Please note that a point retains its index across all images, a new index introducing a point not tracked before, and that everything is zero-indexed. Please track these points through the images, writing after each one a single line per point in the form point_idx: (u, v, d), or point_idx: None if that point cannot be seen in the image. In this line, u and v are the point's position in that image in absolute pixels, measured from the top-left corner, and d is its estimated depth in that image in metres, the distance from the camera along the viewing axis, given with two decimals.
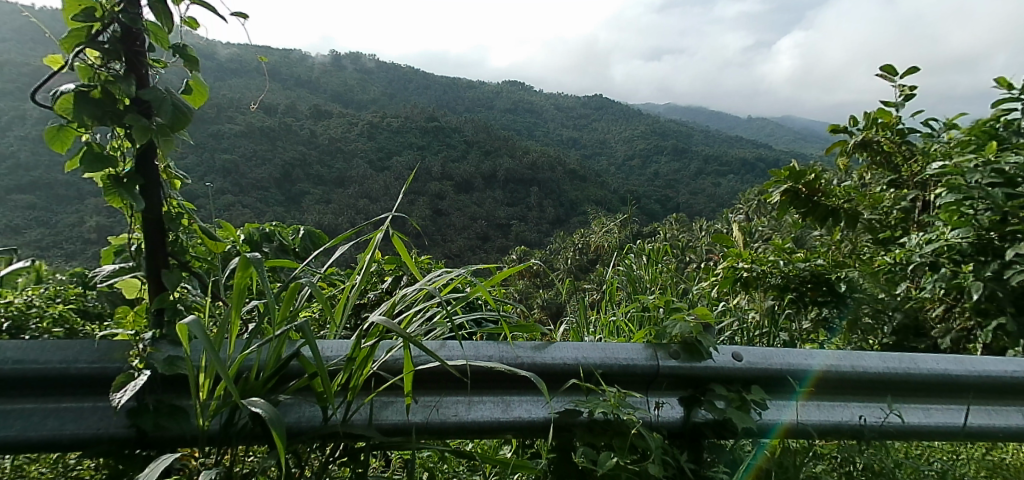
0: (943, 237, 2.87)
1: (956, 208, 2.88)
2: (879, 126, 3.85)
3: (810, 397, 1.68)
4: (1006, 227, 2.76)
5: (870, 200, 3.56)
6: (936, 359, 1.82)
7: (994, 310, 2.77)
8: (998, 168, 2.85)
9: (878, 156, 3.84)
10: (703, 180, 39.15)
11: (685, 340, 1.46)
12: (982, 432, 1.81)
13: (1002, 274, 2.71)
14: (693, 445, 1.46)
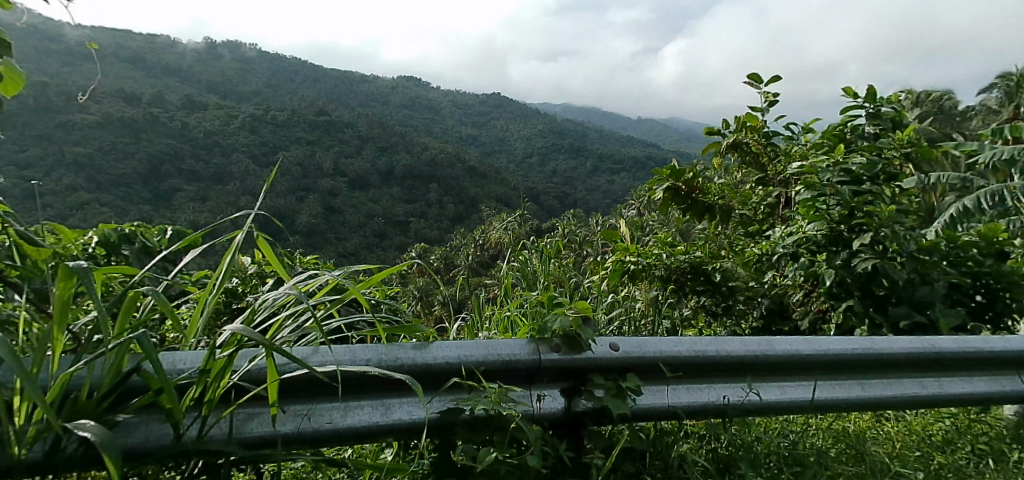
0: (801, 229, 3.19)
1: (812, 204, 3.19)
2: (746, 129, 4.22)
3: (679, 381, 1.81)
4: (854, 220, 3.08)
5: (740, 196, 3.89)
6: (788, 341, 1.99)
7: (845, 293, 3.07)
8: (845, 168, 3.20)
9: (748, 156, 4.20)
10: (597, 177, 40.94)
11: (566, 333, 1.50)
12: (827, 405, 2.03)
13: (850, 262, 3.04)
14: (573, 433, 1.53)
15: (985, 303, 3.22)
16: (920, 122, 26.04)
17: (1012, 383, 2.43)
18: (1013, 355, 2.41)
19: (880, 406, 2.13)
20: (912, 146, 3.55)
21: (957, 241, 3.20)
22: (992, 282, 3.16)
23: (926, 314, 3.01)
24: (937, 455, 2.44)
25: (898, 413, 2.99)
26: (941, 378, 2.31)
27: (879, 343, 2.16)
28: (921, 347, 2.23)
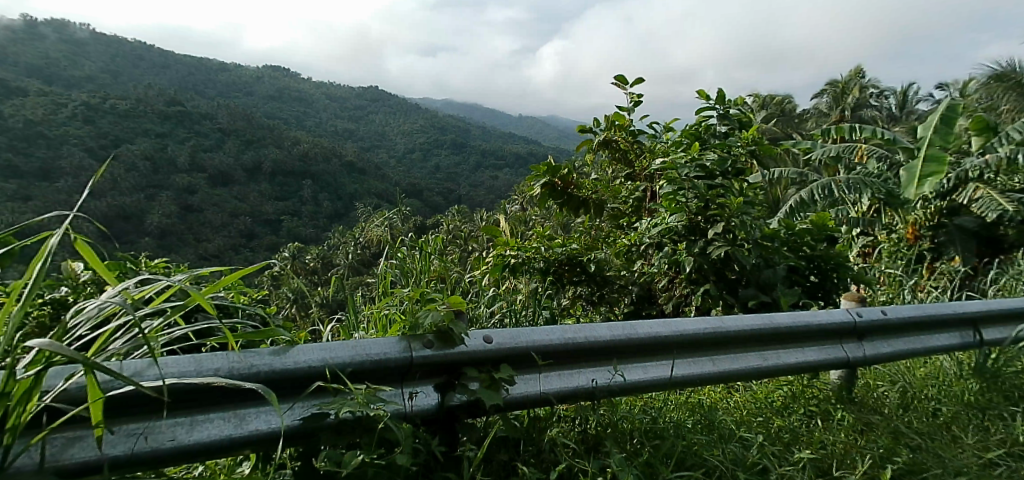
0: (665, 221, 3.43)
1: (672, 196, 3.46)
2: (615, 127, 4.41)
3: (550, 368, 1.89)
4: (709, 212, 3.36)
5: (611, 191, 4.22)
6: (649, 324, 2.11)
7: (702, 279, 3.38)
8: (701, 164, 3.47)
9: (617, 153, 4.43)
10: (480, 174, 41.32)
11: (438, 328, 1.48)
12: (684, 381, 2.21)
13: (706, 250, 3.31)
14: (446, 428, 1.54)
15: (816, 283, 3.63)
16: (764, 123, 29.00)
17: (834, 351, 2.77)
18: (836, 327, 2.74)
19: (729, 379, 2.36)
20: (756, 145, 3.95)
21: (796, 228, 3.63)
22: (821, 263, 3.60)
23: (769, 294, 3.34)
24: (776, 419, 2.74)
25: (745, 385, 3.32)
26: (778, 351, 2.59)
27: (727, 321, 2.36)
28: (762, 325, 2.45)
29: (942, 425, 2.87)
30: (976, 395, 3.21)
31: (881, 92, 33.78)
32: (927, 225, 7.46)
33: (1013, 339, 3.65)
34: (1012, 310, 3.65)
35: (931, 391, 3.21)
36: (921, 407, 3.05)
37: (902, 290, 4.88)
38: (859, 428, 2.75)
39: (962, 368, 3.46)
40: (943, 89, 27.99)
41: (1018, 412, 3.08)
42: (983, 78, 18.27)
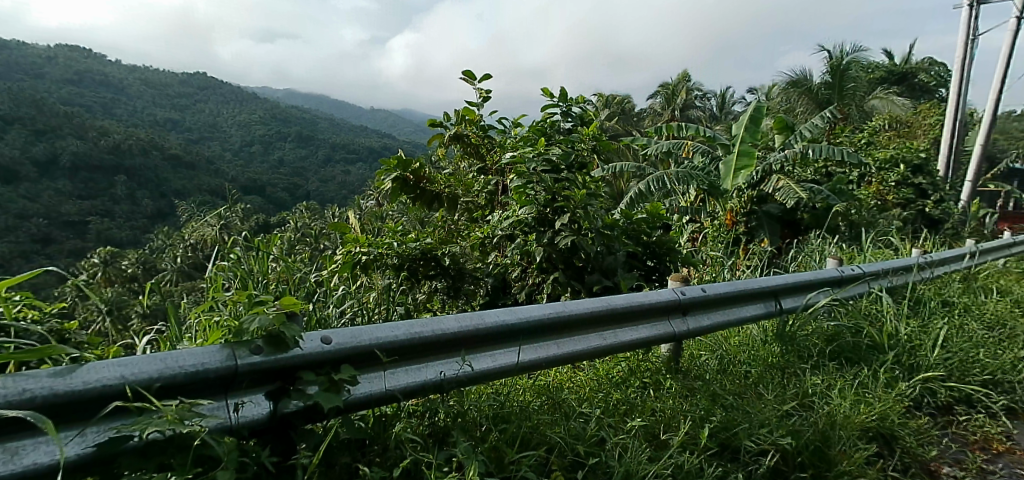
0: (516, 214, 3.95)
1: (522, 190, 3.96)
2: (466, 121, 5.06)
3: (396, 364, 1.86)
4: (554, 204, 3.90)
5: (463, 185, 4.84)
6: (496, 313, 2.14)
7: (552, 268, 3.95)
8: (547, 159, 3.99)
9: (469, 147, 5.09)
10: (329, 169, 39.55)
11: (269, 333, 1.39)
12: (530, 365, 2.30)
13: (553, 240, 3.88)
14: (280, 436, 1.46)
15: (653, 267, 4.31)
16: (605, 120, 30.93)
17: (663, 327, 3.05)
18: (664, 304, 3.00)
19: (572, 359, 2.50)
20: (595, 141, 4.41)
21: (632, 218, 4.23)
22: (656, 249, 4.31)
23: (611, 278, 4.00)
24: (615, 392, 2.96)
25: (588, 364, 3.55)
26: (615, 329, 2.79)
27: (569, 305, 2.47)
28: (602, 306, 2.61)
29: (751, 385, 3.29)
30: (777, 356, 3.72)
31: (702, 93, 37.46)
32: (742, 212, 8.06)
33: (804, 306, 4.28)
34: (803, 282, 4.29)
35: (743, 356, 3.66)
36: (735, 370, 3.47)
37: (723, 271, 5.48)
38: (685, 394, 3.05)
39: (766, 333, 3.98)
40: (752, 92, 31.64)
41: (808, 368, 3.63)
42: (782, 83, 20.98)
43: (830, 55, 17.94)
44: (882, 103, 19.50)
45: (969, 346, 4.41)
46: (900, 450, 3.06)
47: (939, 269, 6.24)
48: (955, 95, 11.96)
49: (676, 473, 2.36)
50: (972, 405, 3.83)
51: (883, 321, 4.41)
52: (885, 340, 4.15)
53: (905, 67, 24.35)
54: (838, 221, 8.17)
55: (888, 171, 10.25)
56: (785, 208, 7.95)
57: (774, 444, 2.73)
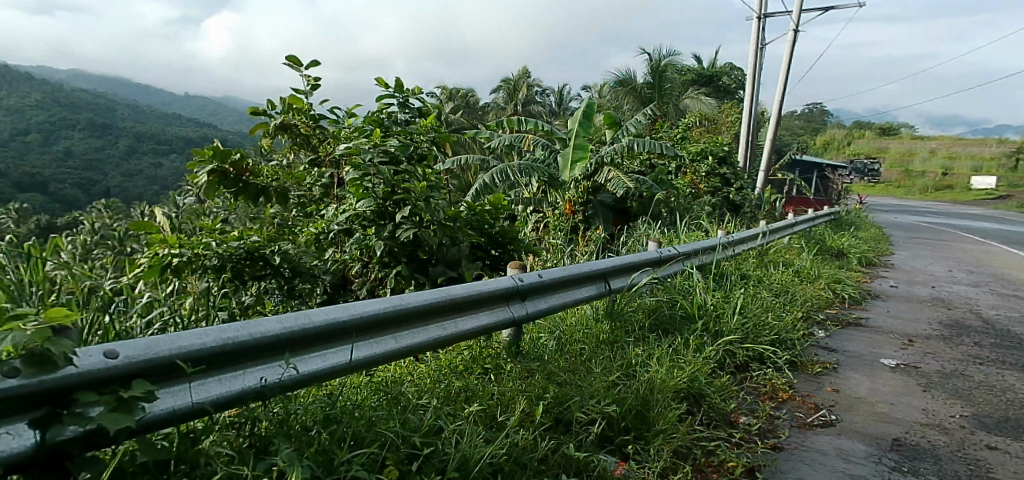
0: (354, 208, 4.00)
1: (360, 183, 4.03)
2: (294, 110, 4.77)
3: (206, 374, 1.69)
4: (394, 197, 4.05)
5: (293, 179, 4.62)
6: (326, 311, 2.04)
7: (394, 261, 4.08)
8: (385, 151, 4.14)
9: (298, 137, 4.82)
10: (137, 162, 35.09)
11: (30, 351, 1.20)
12: (366, 361, 2.23)
13: (394, 234, 4.02)
14: (54, 468, 1.28)
15: (498, 255, 4.81)
16: (447, 112, 31.00)
17: (503, 313, 3.13)
18: (503, 291, 3.08)
19: (411, 353, 2.47)
20: (435, 132, 4.70)
21: (476, 210, 4.65)
22: (499, 239, 4.76)
23: (455, 269, 4.26)
24: (455, 380, 2.98)
25: (429, 355, 3.55)
26: (455, 319, 2.80)
27: (407, 298, 2.44)
28: (441, 297, 2.60)
29: (582, 361, 3.51)
30: (607, 332, 4.01)
31: (539, 89, 39.13)
32: (579, 202, 8.70)
33: (629, 285, 4.56)
34: (627, 263, 4.53)
35: (577, 335, 3.88)
36: (570, 349, 3.68)
37: (562, 258, 5.78)
38: (523, 375, 3.16)
39: (597, 311, 4.28)
40: (585, 90, 33.66)
41: (632, 342, 3.97)
42: (611, 82, 22.60)
43: (649, 57, 19.65)
44: (695, 102, 21.82)
45: (761, 312, 5.13)
46: (707, 406, 3.49)
47: (739, 247, 7.13)
48: (750, 97, 13.77)
49: (512, 451, 2.45)
50: (763, 361, 4.50)
51: (693, 295, 4.93)
52: (695, 311, 4.66)
53: (711, 71, 27.39)
54: (661, 209, 9.12)
55: (699, 162, 11.50)
56: (616, 197, 8.81)
57: (602, 412, 2.96)
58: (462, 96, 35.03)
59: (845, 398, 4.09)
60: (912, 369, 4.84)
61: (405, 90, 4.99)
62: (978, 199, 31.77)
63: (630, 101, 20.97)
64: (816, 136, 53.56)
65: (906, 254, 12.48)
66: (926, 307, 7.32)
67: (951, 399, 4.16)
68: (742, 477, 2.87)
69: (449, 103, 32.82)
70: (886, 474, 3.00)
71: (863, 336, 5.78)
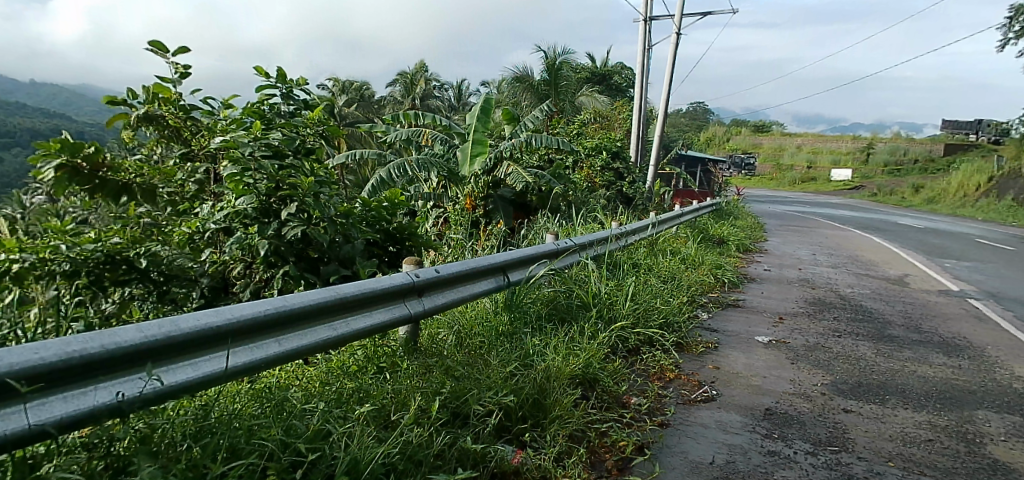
0: (234, 206, 3.78)
1: (239, 178, 3.79)
2: (160, 100, 4.40)
3: (47, 392, 1.52)
4: (277, 194, 3.85)
5: (162, 174, 4.23)
6: (196, 316, 1.89)
7: (281, 261, 3.89)
8: (267, 144, 3.93)
9: (165, 130, 4.43)
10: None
11: None
12: (245, 367, 2.09)
13: (279, 232, 3.82)
14: None
15: (396, 251, 4.73)
16: (342, 106, 29.92)
17: (398, 310, 3.06)
18: (398, 288, 3.01)
19: (298, 356, 2.35)
20: (323, 125, 4.53)
21: (371, 205, 4.53)
22: (397, 235, 4.69)
23: (348, 267, 4.13)
24: (347, 382, 2.88)
25: (320, 356, 3.42)
26: (345, 318, 2.69)
27: (292, 299, 2.31)
28: (329, 296, 2.49)
29: (479, 354, 3.50)
30: (505, 324, 4.04)
31: (437, 84, 38.74)
32: (480, 197, 8.71)
33: (527, 278, 4.57)
34: (526, 256, 4.53)
35: (476, 328, 3.88)
36: (469, 342, 3.67)
37: (461, 253, 5.77)
38: (420, 371, 3.09)
39: (496, 303, 4.29)
40: (485, 86, 33.70)
41: (529, 332, 4.03)
42: (509, 77, 22.79)
43: (546, 54, 20.00)
44: (589, 99, 22.52)
45: (650, 298, 5.38)
46: (600, 390, 3.62)
47: (633, 237, 7.43)
48: (640, 94, 14.39)
49: (406, 449, 2.40)
50: (652, 345, 4.75)
51: (588, 285, 5.08)
52: (590, 299, 4.82)
53: (605, 69, 28.36)
54: (559, 202, 9.34)
55: (594, 156, 11.89)
56: (516, 191, 8.99)
57: (499, 403, 2.98)
58: (355, 89, 33.97)
59: (724, 374, 4.40)
60: (782, 344, 5.30)
61: (289, 81, 4.75)
62: (836, 191, 35.27)
63: (527, 97, 21.25)
64: (699, 133, 57.09)
65: (778, 241, 13.61)
66: (795, 288, 8.02)
67: (814, 369, 4.60)
68: (632, 454, 3.01)
69: (342, 97, 31.72)
70: (759, 441, 3.26)
71: (741, 316, 6.25)
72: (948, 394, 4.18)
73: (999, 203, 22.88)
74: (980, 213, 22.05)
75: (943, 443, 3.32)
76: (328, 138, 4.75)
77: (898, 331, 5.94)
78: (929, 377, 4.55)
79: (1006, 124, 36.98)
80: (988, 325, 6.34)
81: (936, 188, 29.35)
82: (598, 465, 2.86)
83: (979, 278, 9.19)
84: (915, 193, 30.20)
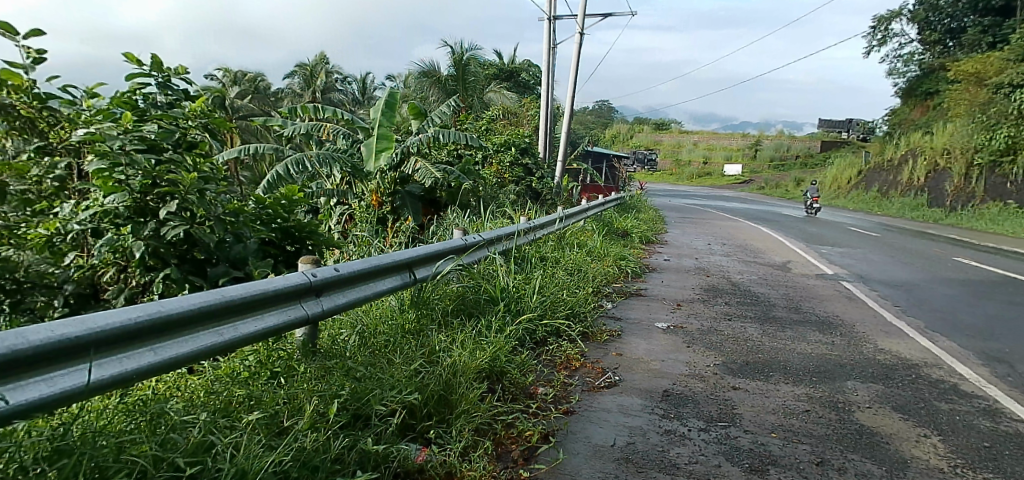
0: (102, 205, 3.44)
1: (108, 175, 3.44)
2: (9, 88, 3.94)
3: None
4: (154, 190, 3.55)
5: (14, 170, 3.77)
6: (49, 326, 1.70)
7: (161, 264, 3.61)
8: (139, 137, 3.61)
9: (17, 121, 3.96)
10: None
11: None
12: (114, 380, 1.91)
13: (159, 232, 3.54)
14: None
15: (295, 250, 4.52)
16: (238, 98, 28.23)
17: (293, 312, 2.92)
18: (292, 289, 2.86)
19: (177, 364, 2.17)
20: (206, 118, 4.20)
21: (266, 203, 4.32)
22: (295, 233, 4.48)
23: (240, 268, 3.91)
24: (236, 388, 2.71)
25: (207, 364, 3.20)
26: (233, 322, 2.52)
27: (169, 304, 2.14)
28: (213, 300, 2.33)
29: (382, 353, 3.41)
30: (411, 322, 3.96)
31: (340, 77, 37.46)
32: (386, 193, 8.39)
33: (434, 274, 4.50)
34: (433, 251, 4.45)
35: (380, 328, 3.78)
36: (372, 341, 3.58)
37: (366, 250, 5.62)
38: (319, 374, 2.96)
39: (402, 300, 4.20)
40: (392, 80, 32.98)
41: (436, 329, 3.99)
42: (416, 71, 22.41)
43: (452, 49, 19.85)
44: (497, 96, 22.54)
45: (558, 290, 5.50)
46: (507, 382, 3.65)
47: (541, 231, 7.52)
48: (546, 90, 14.61)
49: (300, 455, 2.29)
50: (559, 335, 4.87)
51: (496, 279, 5.10)
52: (498, 293, 4.85)
53: (512, 67, 28.58)
54: (468, 198, 9.29)
55: (502, 152, 11.93)
56: (424, 188, 8.78)
57: (402, 402, 2.91)
58: (249, 80, 32.11)
59: (627, 360, 4.57)
60: (679, 329, 5.58)
61: (166, 70, 4.38)
62: (728, 185, 37.63)
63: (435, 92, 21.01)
64: (603, 128, 58.82)
65: (677, 232, 14.30)
66: (692, 276, 8.49)
67: (707, 351, 4.89)
68: (538, 443, 3.06)
69: (234, 89, 29.87)
70: (658, 421, 3.41)
71: (643, 304, 6.52)
72: (823, 368, 4.57)
73: (865, 194, 25.25)
74: (850, 203, 24.27)
75: (818, 413, 3.63)
76: (215, 131, 4.42)
77: (781, 313, 6.43)
78: (807, 353, 4.96)
79: (871, 123, 40.81)
80: (857, 304, 7.01)
81: (814, 181, 32.01)
82: (505, 456, 2.88)
83: (851, 262, 10.12)
84: (797, 185, 32.79)
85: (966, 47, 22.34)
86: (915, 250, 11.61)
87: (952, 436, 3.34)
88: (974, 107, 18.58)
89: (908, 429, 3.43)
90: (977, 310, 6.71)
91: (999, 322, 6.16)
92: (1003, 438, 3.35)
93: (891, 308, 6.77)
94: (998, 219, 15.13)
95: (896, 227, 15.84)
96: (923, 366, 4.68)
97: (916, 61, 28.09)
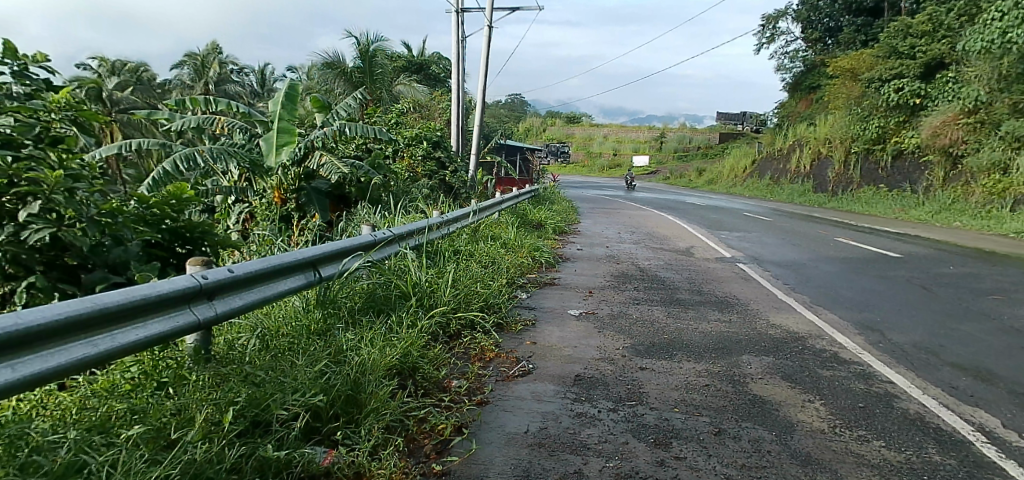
0: None
1: None
2: None
3: None
4: (12, 190, 3.21)
5: None
6: None
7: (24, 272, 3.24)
8: None
9: None
10: None
11: None
12: None
13: (19, 236, 3.20)
14: None
15: (187, 252, 4.22)
16: (121, 91, 25.92)
17: (182, 317, 2.71)
18: (180, 293, 2.66)
19: (42, 381, 1.95)
20: (73, 111, 3.81)
21: (151, 203, 3.98)
22: (186, 234, 4.16)
23: (121, 273, 3.58)
24: (116, 402, 2.49)
25: (81, 378, 2.91)
26: (110, 332, 2.31)
27: (33, 314, 1.91)
28: (85, 308, 2.11)
29: (284, 356, 3.25)
30: (317, 322, 3.82)
31: (236, 68, 35.31)
32: (290, 190, 8.02)
33: (341, 272, 4.33)
34: (339, 249, 4.29)
35: (283, 330, 3.61)
36: (273, 343, 3.40)
37: (269, 250, 5.35)
38: (214, 381, 2.77)
39: (307, 300, 4.02)
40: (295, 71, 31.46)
41: (343, 328, 3.86)
42: (320, 62, 21.47)
43: (357, 40, 19.17)
44: (406, 88, 22.05)
45: (471, 283, 5.49)
46: (419, 378, 3.60)
47: (455, 225, 7.45)
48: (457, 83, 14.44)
49: (191, 468, 2.13)
50: (473, 328, 4.86)
51: (407, 274, 5.01)
52: (410, 289, 4.77)
53: (421, 59, 27.99)
54: (379, 193, 9.05)
55: (414, 146, 11.70)
56: (331, 183, 8.45)
57: (306, 405, 2.79)
58: (131, 71, 29.52)
59: (540, 348, 4.64)
60: (591, 315, 5.74)
61: (21, 58, 3.89)
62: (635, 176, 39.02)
63: (341, 85, 20.26)
64: (513, 121, 59.30)
65: (588, 222, 14.67)
66: (603, 264, 8.74)
67: (617, 335, 5.06)
68: (451, 436, 3.04)
69: (116, 80, 27.39)
70: (569, 405, 3.49)
71: (556, 293, 6.65)
72: (723, 344, 4.86)
73: (759, 181, 26.98)
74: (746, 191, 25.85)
75: (716, 386, 3.85)
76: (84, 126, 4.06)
77: (685, 295, 6.76)
78: (708, 331, 5.25)
79: (763, 114, 43.51)
80: (752, 283, 7.50)
81: (714, 171, 33.80)
82: (417, 452, 2.84)
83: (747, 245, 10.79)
84: (698, 175, 34.49)
85: (842, 44, 24.35)
86: (802, 232, 12.55)
87: (832, 400, 3.66)
88: (849, 100, 20.24)
89: (793, 395, 3.72)
90: (855, 284, 7.36)
91: (874, 295, 6.79)
92: (874, 398, 3.70)
93: (782, 286, 7.30)
94: (871, 202, 16.64)
95: (785, 211, 17.06)
96: (809, 338, 5.08)
97: (800, 57, 30.15)
